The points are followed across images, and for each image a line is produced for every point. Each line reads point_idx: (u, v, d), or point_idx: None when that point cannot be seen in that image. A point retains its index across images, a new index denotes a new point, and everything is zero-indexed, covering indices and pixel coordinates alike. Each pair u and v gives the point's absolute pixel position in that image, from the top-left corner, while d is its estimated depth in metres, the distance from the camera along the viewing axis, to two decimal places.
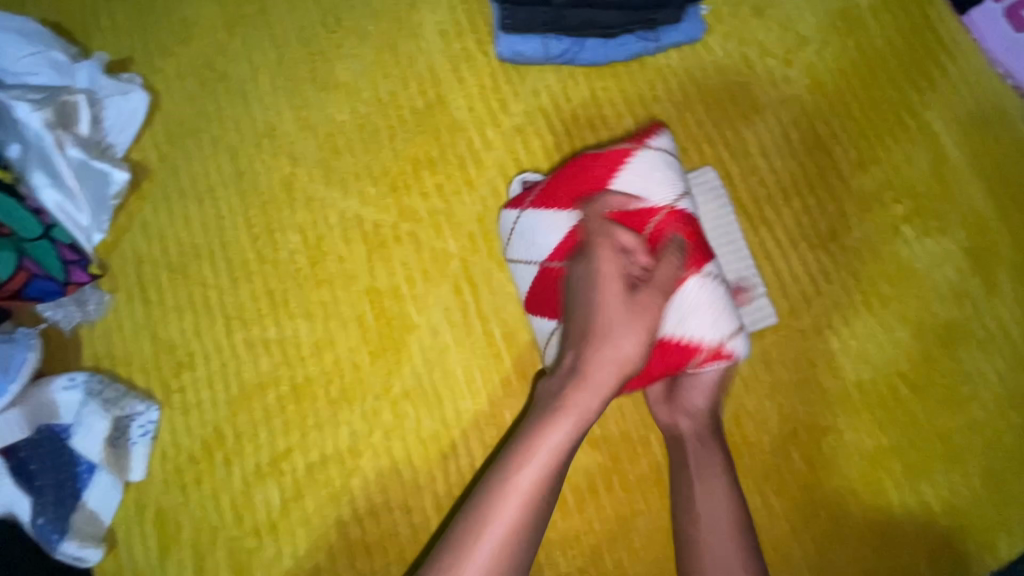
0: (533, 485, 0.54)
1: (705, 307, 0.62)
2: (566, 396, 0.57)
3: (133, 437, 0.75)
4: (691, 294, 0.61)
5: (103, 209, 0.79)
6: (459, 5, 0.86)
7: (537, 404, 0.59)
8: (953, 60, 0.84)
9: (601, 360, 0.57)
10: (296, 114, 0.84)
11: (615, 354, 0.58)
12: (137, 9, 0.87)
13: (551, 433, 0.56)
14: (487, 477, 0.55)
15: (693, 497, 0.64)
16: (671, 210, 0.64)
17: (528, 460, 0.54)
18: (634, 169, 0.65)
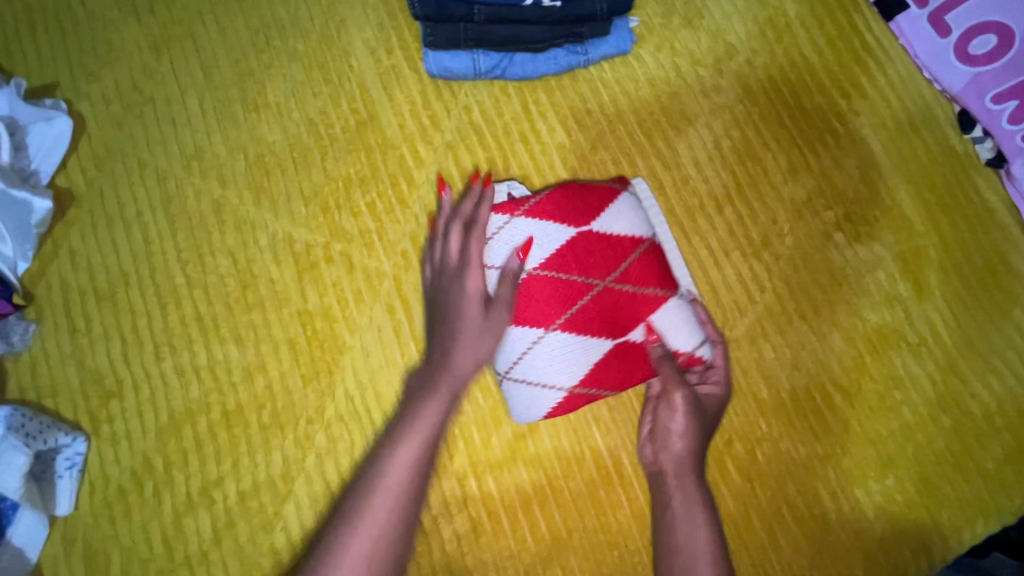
0: (407, 464, 0.53)
1: (680, 327, 0.71)
2: (432, 385, 0.59)
3: (58, 470, 0.73)
4: (669, 316, 0.71)
5: (28, 238, 0.77)
6: (388, 21, 0.86)
7: (410, 397, 0.60)
8: (880, 66, 0.85)
9: (466, 351, 0.61)
10: (225, 135, 0.83)
11: (471, 350, 0.62)
12: (62, 33, 0.86)
13: (420, 418, 0.56)
14: (368, 466, 0.55)
15: (679, 537, 0.64)
16: (644, 245, 0.72)
17: (403, 444, 0.54)
18: (621, 204, 0.73)
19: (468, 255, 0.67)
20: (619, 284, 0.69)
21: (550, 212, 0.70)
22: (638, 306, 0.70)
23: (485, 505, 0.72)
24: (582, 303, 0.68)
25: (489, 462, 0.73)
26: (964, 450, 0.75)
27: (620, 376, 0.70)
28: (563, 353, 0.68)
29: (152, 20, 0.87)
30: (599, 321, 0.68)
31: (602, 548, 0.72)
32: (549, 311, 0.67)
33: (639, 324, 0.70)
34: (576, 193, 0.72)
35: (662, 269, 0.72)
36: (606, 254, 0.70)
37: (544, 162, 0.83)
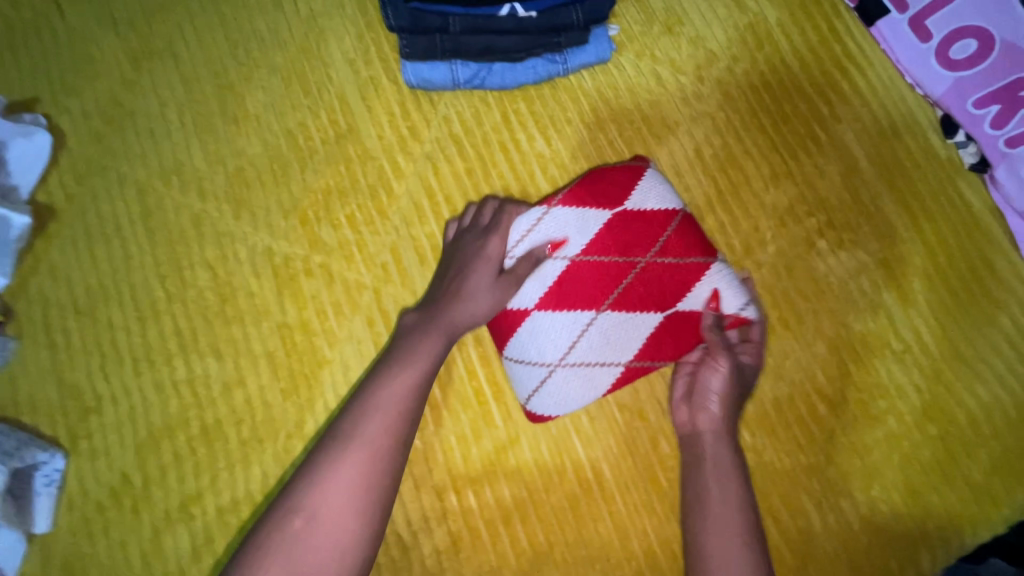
0: (400, 396, 0.62)
1: (725, 291, 0.72)
2: (428, 330, 0.68)
3: (37, 487, 0.73)
4: (715, 280, 0.72)
5: (6, 253, 0.78)
6: (367, 33, 0.85)
7: (405, 334, 0.68)
8: (861, 71, 0.84)
9: (469, 304, 0.69)
10: (205, 148, 0.83)
11: (472, 304, 0.69)
12: (42, 48, 0.86)
13: (415, 355, 0.65)
14: (366, 390, 0.63)
15: (711, 491, 0.65)
16: (680, 217, 0.74)
17: (397, 376, 0.64)
18: (650, 178, 0.75)
19: (499, 222, 0.74)
20: (660, 258, 0.72)
21: (583, 200, 0.73)
22: (683, 275, 0.72)
23: (465, 520, 0.71)
24: (627, 282, 0.72)
25: (469, 476, 0.72)
26: (951, 459, 0.74)
27: (676, 347, 0.73)
28: (614, 331, 0.72)
29: (131, 34, 0.87)
30: (647, 297, 0.72)
31: (584, 562, 0.71)
32: (596, 294, 0.72)
33: (690, 294, 0.72)
34: (604, 177, 0.75)
35: (700, 236, 0.74)
36: (643, 231, 0.73)
37: (525, 172, 0.82)
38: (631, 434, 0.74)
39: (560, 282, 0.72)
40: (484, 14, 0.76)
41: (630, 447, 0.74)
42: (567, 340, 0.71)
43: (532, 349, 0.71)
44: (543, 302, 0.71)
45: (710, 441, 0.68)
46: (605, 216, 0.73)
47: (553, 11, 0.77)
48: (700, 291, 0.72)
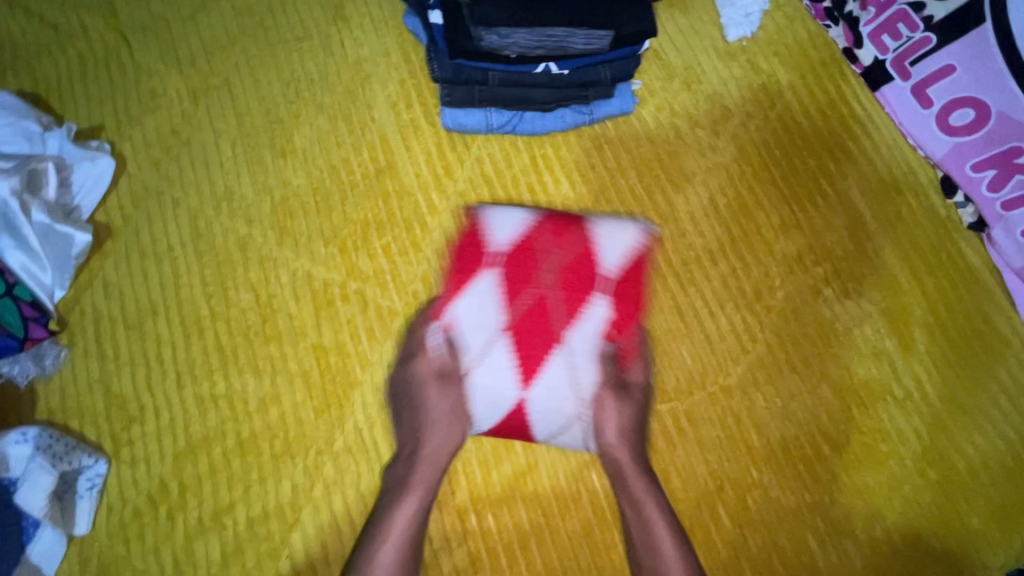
0: (398, 547, 0.69)
1: (615, 242, 0.81)
2: (411, 479, 0.73)
3: (80, 490, 0.77)
4: (606, 242, 0.80)
5: (66, 267, 0.84)
6: (409, 79, 0.93)
7: (389, 486, 0.74)
8: (867, 132, 0.91)
9: (439, 430, 0.74)
10: (254, 178, 0.90)
11: (440, 431, 0.74)
12: (108, 80, 0.93)
13: (404, 507, 0.71)
14: (366, 550, 0.69)
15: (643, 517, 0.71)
16: (535, 229, 0.80)
17: (393, 530, 0.70)
18: (491, 214, 0.81)
19: (414, 346, 0.79)
20: (558, 258, 0.79)
21: (458, 283, 0.77)
22: (586, 262, 0.79)
23: (484, 541, 0.75)
24: (555, 301, 0.76)
25: (489, 498, 0.76)
26: (950, 504, 0.78)
27: (629, 304, 0.79)
28: (586, 343, 0.76)
29: (192, 69, 0.94)
30: (580, 293, 0.77)
31: None
32: (546, 335, 0.75)
33: (604, 264, 0.79)
34: (458, 252, 0.80)
35: (558, 230, 0.80)
36: (525, 255, 0.79)
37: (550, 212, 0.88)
38: None
39: (516, 355, 0.75)
40: (521, 71, 0.78)
41: None
42: (568, 384, 0.75)
43: (552, 417, 0.75)
44: (523, 380, 0.74)
45: (633, 481, 0.72)
46: (485, 273, 0.77)
47: (585, 70, 0.81)
48: (608, 253, 0.80)
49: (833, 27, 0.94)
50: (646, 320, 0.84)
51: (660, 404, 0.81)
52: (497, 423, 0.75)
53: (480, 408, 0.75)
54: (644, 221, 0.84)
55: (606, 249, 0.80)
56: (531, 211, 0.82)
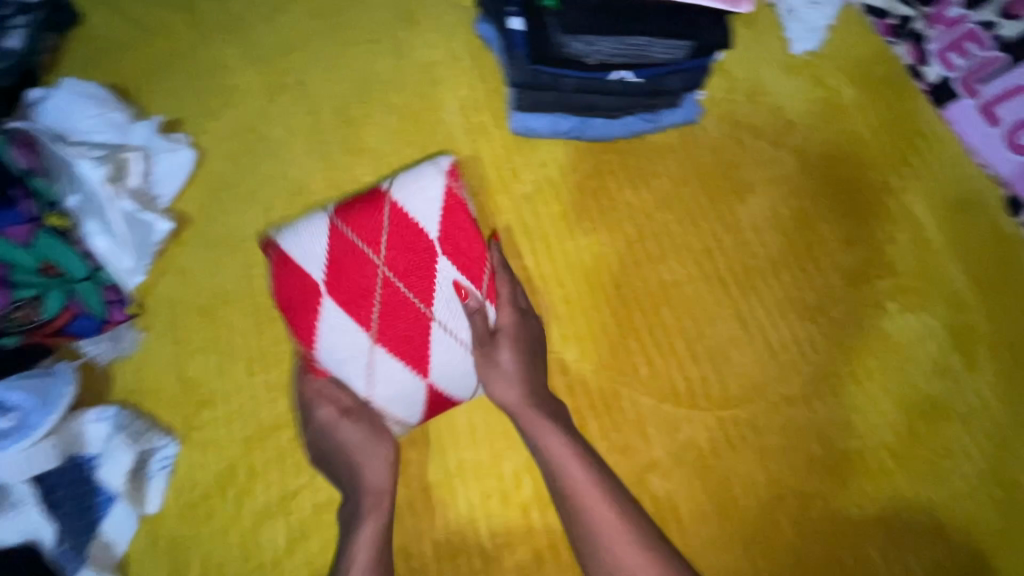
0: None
1: (422, 199, 0.76)
2: (359, 515, 0.71)
3: (152, 470, 0.79)
4: (415, 206, 0.76)
5: (146, 253, 0.87)
6: (478, 83, 0.95)
7: (344, 529, 0.72)
8: (932, 150, 0.91)
9: (368, 461, 0.74)
10: (326, 174, 0.92)
11: (367, 462, 0.74)
12: (188, 75, 0.96)
13: (359, 542, 0.70)
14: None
15: (571, 484, 0.69)
16: (340, 232, 0.74)
17: (354, 563, 0.68)
18: (290, 240, 0.73)
19: (307, 404, 0.77)
20: (385, 248, 0.74)
21: (306, 326, 0.72)
22: (405, 237, 0.75)
23: (546, 537, 0.77)
24: (403, 289, 0.73)
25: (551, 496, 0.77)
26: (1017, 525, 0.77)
27: (465, 240, 0.77)
28: (448, 303, 0.75)
29: (268, 68, 0.97)
30: (420, 267, 0.74)
31: None
32: (416, 319, 0.74)
33: (426, 229, 0.75)
34: (286, 292, 0.73)
35: (358, 222, 0.74)
36: (349, 263, 0.73)
37: (612, 216, 0.89)
38: (704, 469, 0.79)
39: (401, 357, 0.73)
40: (595, 78, 0.80)
41: (702, 482, 0.79)
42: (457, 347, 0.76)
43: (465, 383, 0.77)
44: (421, 372, 0.74)
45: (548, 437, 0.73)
46: (324, 301, 0.72)
47: (657, 81, 0.82)
48: (425, 211, 0.76)
49: (898, 45, 0.96)
50: (707, 327, 0.85)
51: (721, 411, 0.81)
52: (423, 412, 0.77)
53: (402, 412, 0.76)
54: (441, 158, 0.79)
55: (413, 214, 0.75)
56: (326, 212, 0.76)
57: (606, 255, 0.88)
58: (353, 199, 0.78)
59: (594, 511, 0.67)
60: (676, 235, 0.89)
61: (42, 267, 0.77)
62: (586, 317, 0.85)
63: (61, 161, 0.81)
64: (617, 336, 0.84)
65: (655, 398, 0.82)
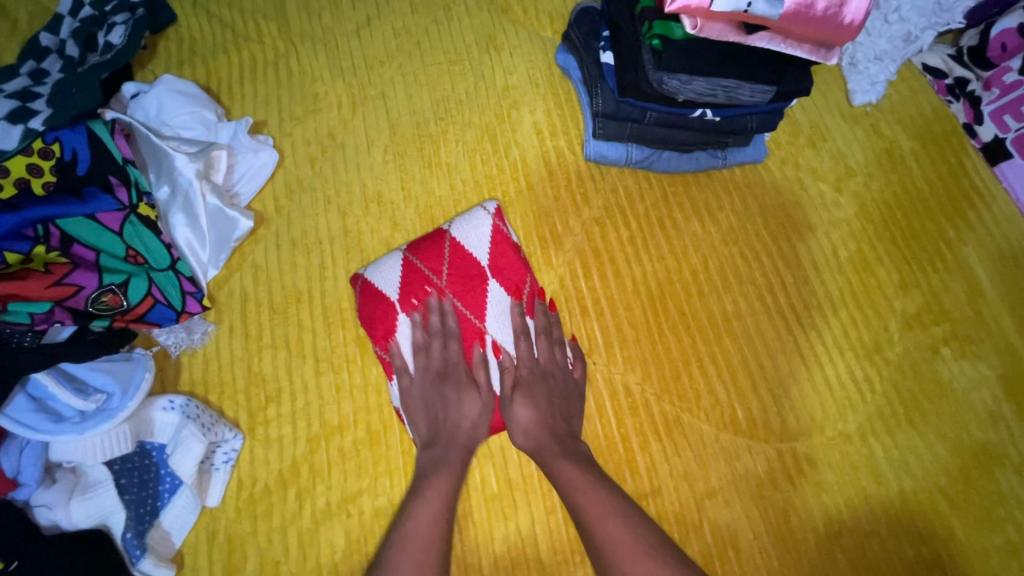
0: (438, 507, 0.70)
1: (474, 235, 0.87)
2: (445, 466, 0.75)
3: (216, 463, 0.79)
4: (468, 241, 0.86)
5: (223, 248, 0.88)
6: (554, 109, 0.99)
7: (426, 460, 0.76)
8: (986, 205, 0.95)
9: (467, 420, 0.79)
10: (402, 184, 0.95)
11: (470, 424, 0.79)
12: (276, 81, 1.00)
13: (434, 489, 0.72)
14: (400, 527, 0.68)
15: (584, 506, 0.69)
16: (412, 263, 0.85)
17: (434, 488, 0.72)
18: (373, 274, 0.85)
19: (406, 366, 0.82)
20: (447, 274, 0.85)
21: (383, 342, 0.83)
22: (463, 267, 0.85)
23: None
24: (462, 306, 0.84)
25: None
26: None
27: (508, 267, 0.86)
28: (499, 322, 0.84)
29: (352, 79, 1.01)
30: (475, 286, 0.85)
31: None
32: (475, 335, 0.83)
33: (477, 258, 0.86)
34: (367, 315, 0.84)
35: (427, 255, 0.86)
36: (417, 289, 0.84)
37: (679, 245, 0.92)
38: (764, 501, 0.80)
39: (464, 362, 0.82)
40: (679, 114, 0.84)
41: (761, 512, 0.80)
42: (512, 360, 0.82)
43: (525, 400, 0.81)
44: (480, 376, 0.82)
45: (560, 462, 0.74)
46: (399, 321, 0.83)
47: (734, 120, 0.86)
48: (475, 245, 0.86)
49: (954, 103, 1.01)
50: (768, 360, 0.87)
51: (780, 443, 0.83)
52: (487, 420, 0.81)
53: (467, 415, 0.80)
54: (488, 202, 0.89)
55: (467, 248, 0.86)
56: (398, 250, 0.87)
57: (671, 282, 0.90)
58: (417, 238, 0.90)
59: (602, 526, 0.66)
60: (739, 268, 0.91)
61: (129, 255, 0.80)
62: (650, 341, 0.87)
63: (157, 155, 0.85)
64: (681, 362, 0.86)
65: (716, 426, 0.83)
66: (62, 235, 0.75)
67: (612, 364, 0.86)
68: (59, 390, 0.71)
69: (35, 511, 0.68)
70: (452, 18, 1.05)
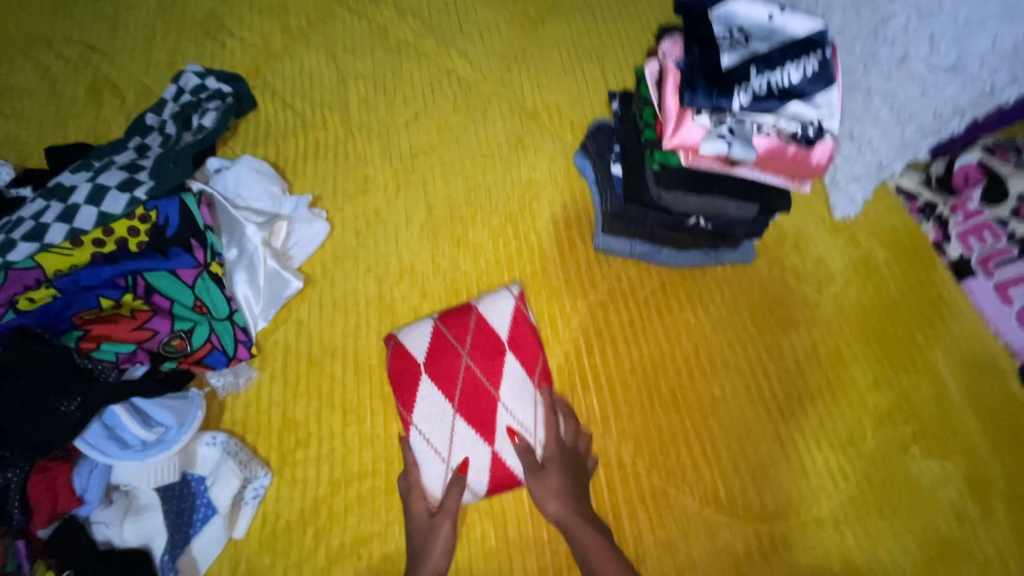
0: None
1: (498, 313, 0.99)
2: None
3: (246, 497, 0.88)
4: (493, 317, 0.99)
5: (274, 303, 1.01)
6: (570, 204, 1.14)
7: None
8: (954, 315, 1.06)
9: (436, 547, 0.83)
10: (433, 258, 1.09)
11: (439, 550, 0.83)
12: (335, 163, 1.17)
13: None
14: None
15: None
16: (440, 331, 0.98)
17: None
18: (406, 336, 0.97)
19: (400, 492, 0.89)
20: (470, 343, 0.97)
21: (406, 399, 0.93)
22: (484, 338, 0.97)
23: None
24: (481, 373, 0.95)
25: None
26: None
27: (524, 343, 0.97)
28: (512, 391, 0.94)
29: (398, 165, 1.18)
30: (494, 357, 0.96)
31: None
32: (487, 400, 0.93)
33: (498, 331, 0.98)
34: (394, 374, 0.95)
35: (454, 325, 0.98)
36: (443, 353, 0.96)
37: (673, 331, 1.03)
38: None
39: (475, 425, 0.91)
40: (675, 220, 0.98)
41: None
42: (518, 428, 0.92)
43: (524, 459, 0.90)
44: (488, 441, 0.91)
45: (588, 528, 0.82)
46: (422, 381, 0.94)
47: (723, 228, 1.00)
48: (498, 320, 0.99)
49: (925, 222, 1.14)
50: (751, 445, 0.95)
51: (758, 523, 0.90)
52: (490, 483, 0.89)
53: (472, 477, 0.89)
54: (513, 285, 1.02)
55: (490, 321, 0.98)
56: (431, 317, 1.00)
57: (666, 364, 1.01)
58: (450, 308, 1.03)
59: None
60: (727, 355, 1.02)
61: (196, 304, 0.93)
62: (642, 417, 0.96)
63: (231, 224, 1.01)
64: (670, 439, 0.95)
65: (699, 501, 0.91)
66: (146, 286, 0.90)
67: (607, 438, 0.95)
68: (130, 421, 0.83)
69: (94, 527, 0.80)
70: (488, 119, 1.23)
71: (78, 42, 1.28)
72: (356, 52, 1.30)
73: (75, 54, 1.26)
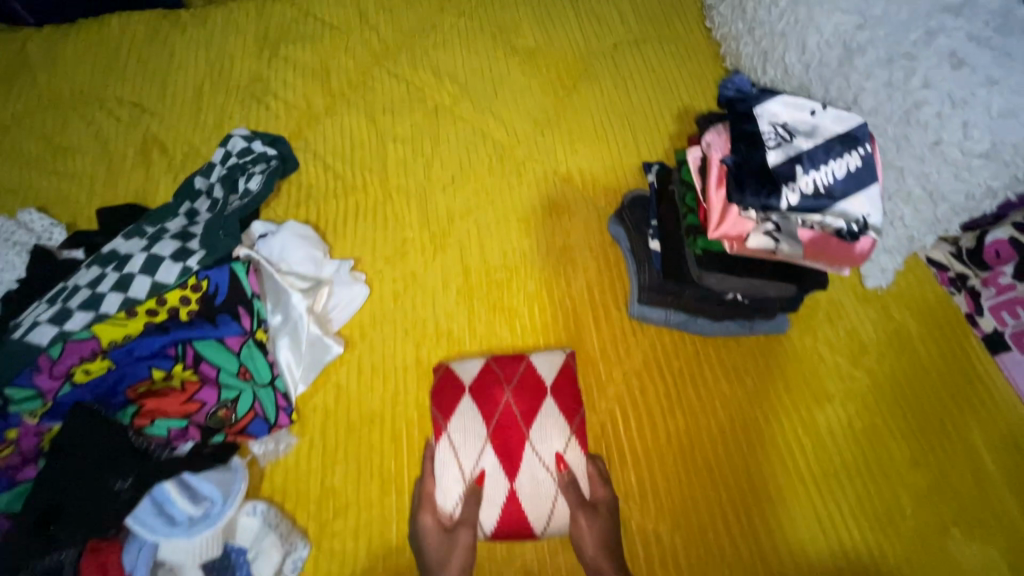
0: None
1: (547, 363, 1.03)
2: None
3: (285, 571, 0.87)
4: (541, 367, 1.02)
5: (315, 367, 1.02)
6: (604, 269, 1.16)
7: None
8: (989, 392, 1.06)
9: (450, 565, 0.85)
10: (470, 323, 1.11)
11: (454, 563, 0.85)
12: (374, 225, 1.20)
13: None
14: None
15: None
16: (490, 368, 1.02)
17: None
18: (459, 368, 1.03)
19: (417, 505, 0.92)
20: (514, 385, 1.00)
21: (446, 423, 0.98)
22: (528, 388, 1.00)
23: None
24: (518, 414, 0.98)
25: None
26: None
27: (566, 395, 1.00)
28: (546, 435, 0.96)
29: (436, 228, 1.20)
30: (535, 403, 0.99)
31: None
32: (521, 445, 0.96)
33: (542, 379, 1.01)
34: (440, 403, 1.00)
35: (502, 368, 1.02)
36: (488, 388, 1.00)
37: (708, 402, 1.04)
38: None
39: (500, 463, 0.95)
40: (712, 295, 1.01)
41: None
42: (543, 469, 0.94)
43: (539, 502, 0.92)
44: (509, 477, 0.94)
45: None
46: (464, 412, 0.98)
47: (761, 303, 1.02)
48: (545, 371, 1.02)
49: (957, 294, 1.15)
50: (789, 524, 0.95)
51: None
52: (497, 523, 0.91)
53: (485, 510, 0.92)
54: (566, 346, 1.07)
55: (535, 376, 1.01)
56: (483, 355, 1.05)
57: (701, 436, 1.01)
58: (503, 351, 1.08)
59: None
60: (762, 428, 1.02)
61: (241, 372, 0.95)
62: (680, 492, 0.96)
63: (277, 291, 1.02)
64: (707, 516, 0.95)
65: None
66: (194, 355, 0.92)
67: (644, 514, 0.95)
68: (178, 496, 0.84)
69: None
70: (522, 182, 1.26)
71: (129, 101, 1.34)
72: (395, 114, 1.34)
73: (126, 113, 1.31)
